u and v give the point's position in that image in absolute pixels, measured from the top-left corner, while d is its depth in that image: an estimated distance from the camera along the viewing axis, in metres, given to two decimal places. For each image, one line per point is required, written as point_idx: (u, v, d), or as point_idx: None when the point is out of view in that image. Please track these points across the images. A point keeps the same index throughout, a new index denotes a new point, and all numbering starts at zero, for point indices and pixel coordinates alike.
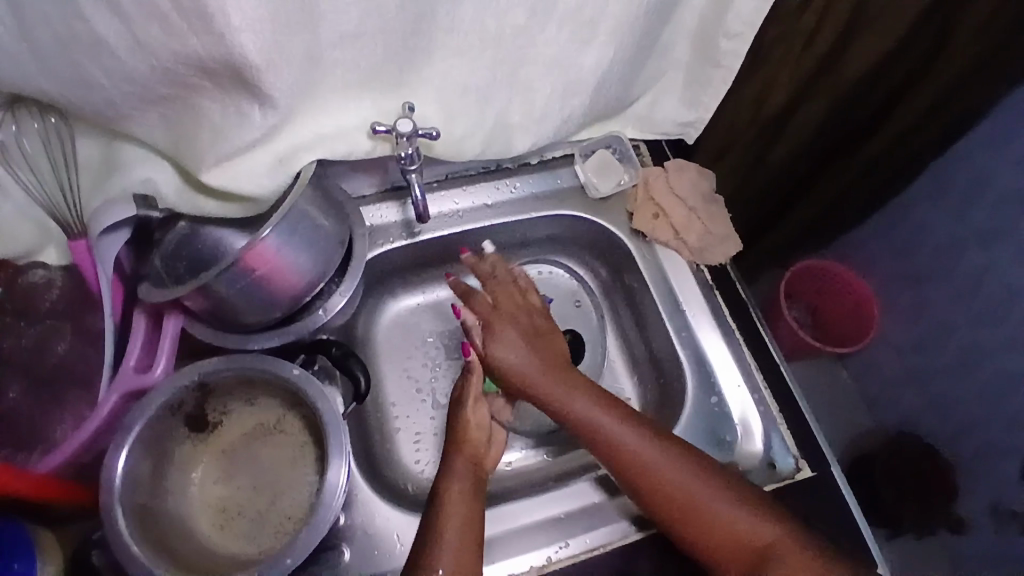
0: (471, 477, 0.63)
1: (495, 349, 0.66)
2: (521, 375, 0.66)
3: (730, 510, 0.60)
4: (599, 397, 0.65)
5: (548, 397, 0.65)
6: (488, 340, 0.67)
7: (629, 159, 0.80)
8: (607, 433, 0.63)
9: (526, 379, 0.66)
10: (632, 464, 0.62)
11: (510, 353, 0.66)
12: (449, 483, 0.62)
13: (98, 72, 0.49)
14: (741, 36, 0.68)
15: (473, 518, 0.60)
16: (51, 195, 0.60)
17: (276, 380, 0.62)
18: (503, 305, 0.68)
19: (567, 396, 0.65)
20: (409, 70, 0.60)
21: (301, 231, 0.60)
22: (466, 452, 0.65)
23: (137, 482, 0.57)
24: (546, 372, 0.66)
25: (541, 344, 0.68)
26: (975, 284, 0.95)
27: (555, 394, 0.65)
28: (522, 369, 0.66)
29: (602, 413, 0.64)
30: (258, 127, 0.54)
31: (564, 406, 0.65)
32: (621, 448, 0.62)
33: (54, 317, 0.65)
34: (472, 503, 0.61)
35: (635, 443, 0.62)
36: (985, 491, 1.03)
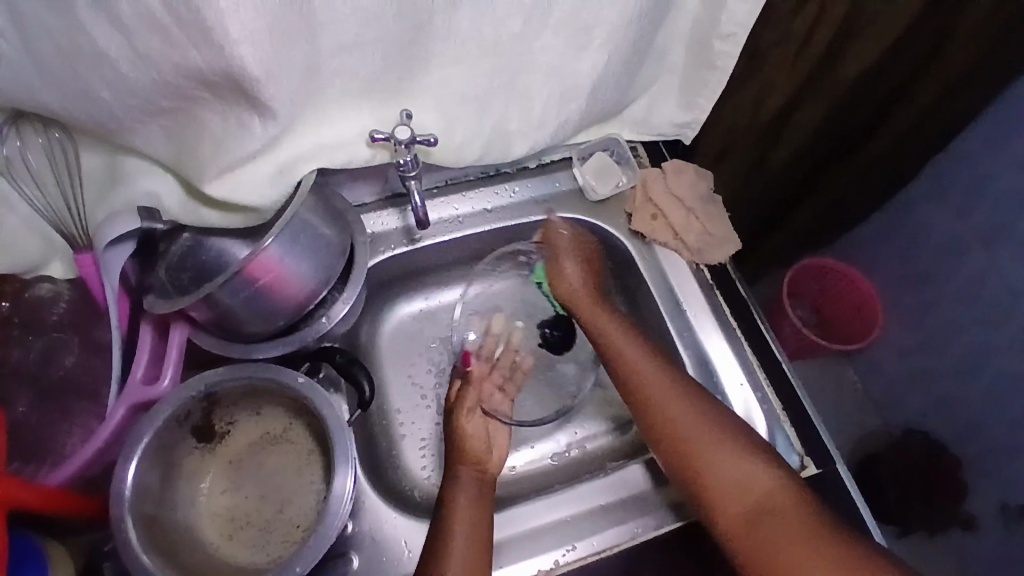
0: (478, 486, 0.64)
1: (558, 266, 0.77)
2: (571, 297, 0.75)
3: (722, 455, 0.62)
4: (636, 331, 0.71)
5: (586, 318, 0.74)
6: (558, 252, 0.77)
7: (626, 161, 0.81)
8: (630, 360, 0.69)
9: (575, 301, 0.75)
10: (644, 393, 0.67)
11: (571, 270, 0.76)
12: (456, 492, 0.63)
13: (102, 87, 0.50)
14: (735, 37, 0.68)
15: (481, 526, 0.60)
16: (57, 209, 0.61)
17: (281, 389, 0.63)
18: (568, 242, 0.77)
19: (606, 322, 0.72)
20: (407, 78, 0.60)
21: (302, 240, 0.60)
22: (470, 462, 0.67)
23: (146, 493, 0.58)
24: (596, 302, 0.74)
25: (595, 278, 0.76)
26: (976, 278, 0.95)
27: (595, 318, 0.73)
28: (575, 288, 0.75)
29: (631, 343, 0.70)
30: (258, 138, 0.55)
31: (603, 331, 0.72)
32: (638, 376, 0.68)
33: (60, 330, 0.66)
34: (480, 509, 0.62)
35: (653, 374, 0.67)
36: (993, 486, 1.02)
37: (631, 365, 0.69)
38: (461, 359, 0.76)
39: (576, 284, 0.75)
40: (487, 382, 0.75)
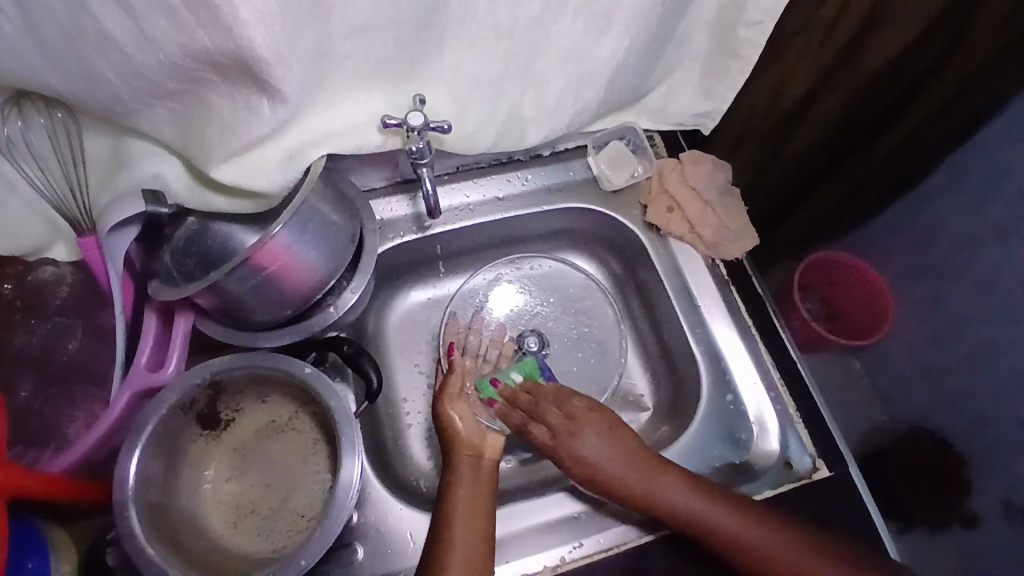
0: (476, 483, 0.61)
1: (579, 452, 0.63)
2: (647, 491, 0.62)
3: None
4: (684, 477, 0.62)
5: (665, 506, 0.61)
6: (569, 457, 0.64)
7: (643, 151, 0.79)
8: (705, 523, 0.60)
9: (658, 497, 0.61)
10: (720, 535, 0.59)
11: (599, 460, 0.63)
12: (456, 490, 0.60)
13: (106, 67, 0.48)
14: (761, 25, 0.66)
15: (480, 514, 0.59)
16: (59, 189, 0.59)
17: (286, 378, 0.62)
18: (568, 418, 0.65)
19: (659, 485, 0.62)
20: (420, 62, 0.58)
21: (311, 227, 0.58)
22: (466, 448, 0.63)
23: (150, 481, 0.57)
24: (663, 479, 0.62)
25: (625, 448, 0.63)
26: (993, 280, 0.93)
27: (663, 495, 0.61)
28: (596, 464, 0.63)
29: (691, 497, 0.61)
30: (268, 122, 0.53)
31: (653, 495, 0.61)
32: (716, 530, 0.59)
33: (64, 314, 0.65)
34: (479, 494, 0.60)
35: (713, 511, 0.60)
36: (999, 487, 1.01)
37: (750, 542, 0.59)
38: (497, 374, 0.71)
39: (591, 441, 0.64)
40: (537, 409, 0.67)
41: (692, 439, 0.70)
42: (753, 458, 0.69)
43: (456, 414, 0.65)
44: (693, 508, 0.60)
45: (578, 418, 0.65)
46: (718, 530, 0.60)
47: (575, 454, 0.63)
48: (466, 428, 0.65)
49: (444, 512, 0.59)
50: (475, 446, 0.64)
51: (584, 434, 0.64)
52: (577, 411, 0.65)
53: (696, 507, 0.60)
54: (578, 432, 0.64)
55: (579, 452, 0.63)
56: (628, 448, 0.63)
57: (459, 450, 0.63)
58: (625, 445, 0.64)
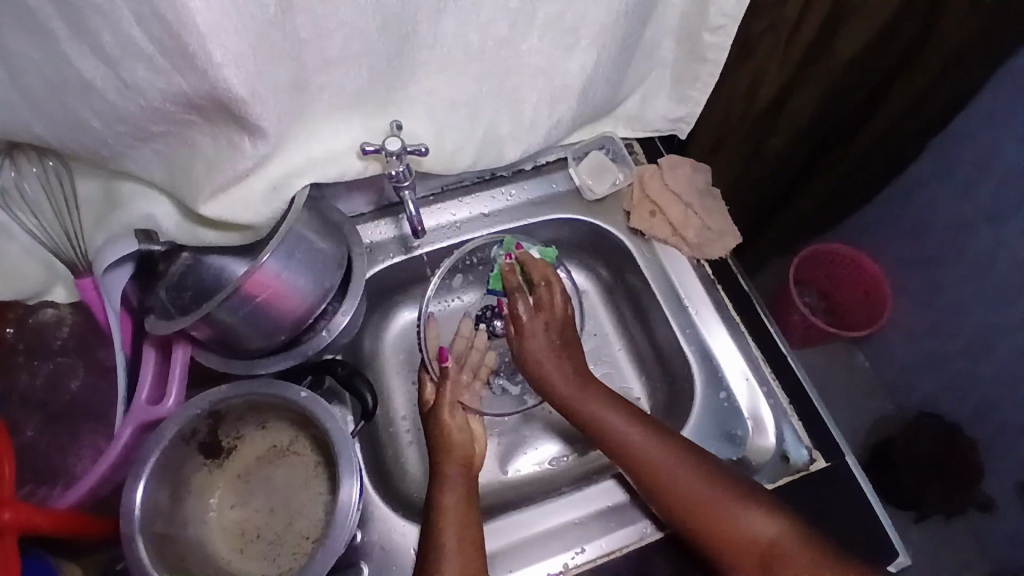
0: (463, 491, 0.62)
1: (529, 337, 0.69)
2: (573, 399, 0.67)
3: (743, 511, 0.61)
4: (618, 402, 0.67)
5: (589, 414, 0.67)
6: (518, 335, 0.70)
7: (622, 159, 0.80)
8: (633, 450, 0.64)
9: (582, 407, 0.67)
10: (640, 457, 0.64)
11: (547, 362, 0.68)
12: (444, 500, 0.61)
13: (92, 115, 0.50)
14: (725, 29, 0.67)
15: (470, 526, 0.59)
16: (54, 233, 0.61)
17: (284, 403, 0.63)
18: (540, 313, 0.70)
19: (593, 401, 0.67)
20: (395, 89, 0.60)
21: (299, 254, 0.60)
22: (458, 457, 0.64)
23: (156, 511, 0.58)
24: (595, 391, 0.67)
25: (574, 359, 0.69)
26: (984, 260, 0.94)
27: (592, 404, 0.67)
28: (546, 357, 0.69)
29: (620, 421, 0.66)
30: (249, 158, 0.54)
31: (586, 406, 0.67)
32: (639, 456, 0.64)
33: (65, 354, 0.67)
34: (467, 508, 0.61)
35: (641, 439, 0.64)
36: (1010, 469, 1.01)
37: (663, 467, 0.63)
38: (439, 354, 0.70)
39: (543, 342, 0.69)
40: (548, 291, 0.70)
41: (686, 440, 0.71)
42: (750, 454, 0.70)
43: (452, 421, 0.66)
44: (622, 432, 0.65)
45: (547, 319, 0.70)
46: (631, 447, 0.64)
47: (530, 347, 0.69)
48: (456, 436, 0.65)
49: (434, 521, 0.60)
50: (467, 453, 0.65)
51: (550, 325, 0.70)
52: (556, 309, 0.70)
53: (623, 431, 0.65)
54: (542, 332, 0.69)
55: (539, 335, 0.69)
56: (576, 361, 0.70)
57: (448, 458, 0.64)
58: (577, 356, 0.70)
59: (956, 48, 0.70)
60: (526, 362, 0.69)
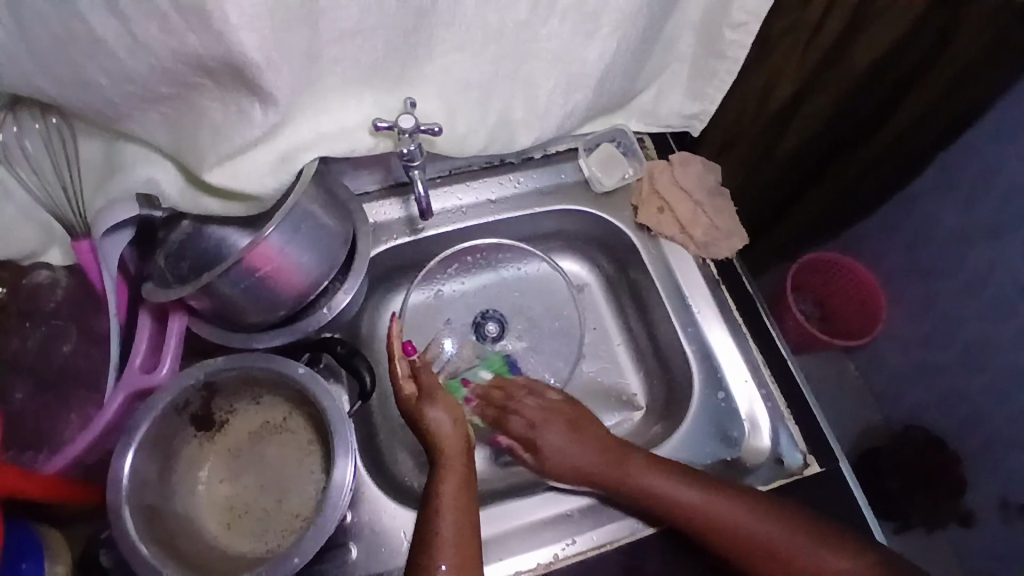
0: (461, 483, 0.60)
1: (549, 450, 0.66)
2: (630, 484, 0.64)
3: (796, 541, 0.61)
4: (659, 463, 0.65)
5: (656, 492, 0.63)
6: (545, 465, 0.67)
7: (633, 153, 0.79)
8: (681, 504, 0.62)
9: (645, 489, 0.64)
10: (716, 525, 0.61)
11: (568, 452, 0.66)
12: (441, 491, 0.60)
13: (101, 74, 0.49)
14: (746, 26, 0.67)
15: (469, 517, 0.59)
16: (54, 195, 0.60)
17: (280, 379, 0.62)
18: (540, 416, 0.68)
19: (650, 479, 0.64)
20: (410, 66, 0.59)
21: (305, 229, 0.59)
22: (450, 472, 0.61)
23: (144, 483, 0.57)
24: (653, 466, 0.65)
25: (594, 440, 0.67)
26: (984, 276, 0.94)
27: (652, 484, 0.63)
28: (586, 468, 0.65)
29: (664, 481, 0.63)
30: (259, 125, 0.53)
31: (647, 488, 0.64)
32: (726, 529, 0.61)
33: (59, 317, 0.66)
34: (463, 495, 0.60)
35: (717, 507, 0.62)
36: (994, 485, 1.01)
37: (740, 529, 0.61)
38: (404, 348, 0.70)
39: (569, 462, 0.66)
40: (528, 399, 0.69)
41: (682, 440, 0.71)
42: (745, 455, 0.70)
43: (439, 410, 0.63)
44: (669, 492, 0.63)
45: (547, 413, 0.68)
46: (709, 521, 0.61)
47: (544, 447, 0.67)
48: (446, 435, 0.63)
49: (429, 508, 0.59)
50: (461, 448, 0.63)
51: (556, 431, 0.67)
52: (548, 408, 0.68)
53: (682, 497, 0.63)
54: (552, 426, 0.67)
55: (563, 449, 0.66)
56: (599, 438, 0.67)
57: (447, 455, 0.62)
58: (599, 438, 0.67)
59: (962, 69, 0.70)
60: (569, 480, 0.66)
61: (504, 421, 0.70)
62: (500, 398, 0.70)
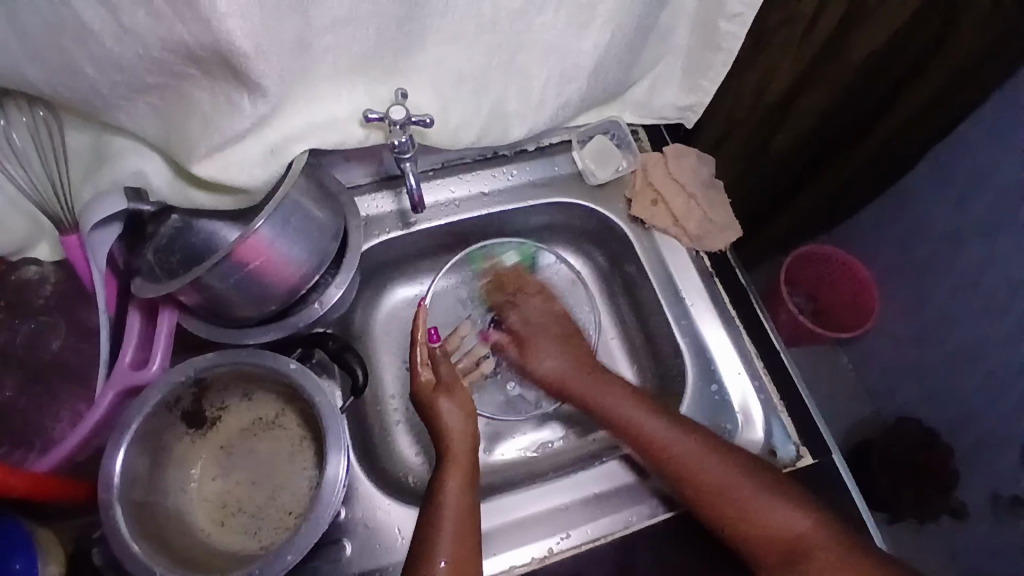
0: (464, 477, 0.60)
1: (535, 352, 0.73)
2: (591, 396, 0.70)
3: (764, 502, 0.62)
4: (637, 397, 0.68)
5: (609, 409, 0.68)
6: (524, 356, 0.74)
7: (627, 145, 0.79)
8: (653, 435, 0.65)
9: (603, 405, 0.69)
10: (678, 459, 0.64)
11: (555, 362, 0.72)
12: (445, 487, 0.59)
13: (86, 62, 0.48)
14: (742, 17, 0.66)
15: (470, 515, 0.59)
16: (41, 187, 0.59)
17: (272, 374, 0.62)
18: (532, 320, 0.75)
19: (615, 400, 0.68)
20: (402, 56, 0.58)
21: (295, 221, 0.59)
22: (455, 460, 0.61)
23: (134, 480, 0.57)
24: (625, 391, 0.69)
25: (579, 353, 0.73)
26: (976, 269, 0.94)
27: (614, 403, 0.68)
28: (563, 376, 0.72)
29: (642, 414, 0.67)
30: (248, 116, 0.53)
31: (611, 408, 0.68)
32: (684, 464, 0.63)
33: (48, 313, 0.65)
34: (467, 495, 0.59)
35: (688, 447, 0.64)
36: (983, 477, 1.02)
37: (705, 472, 0.63)
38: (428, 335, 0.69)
39: (551, 363, 0.72)
40: (532, 298, 0.76)
41: None
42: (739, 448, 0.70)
43: (445, 408, 0.63)
44: (641, 422, 0.66)
45: (546, 319, 0.75)
46: (671, 451, 0.64)
47: (535, 354, 0.73)
48: (454, 429, 0.63)
49: (432, 504, 0.59)
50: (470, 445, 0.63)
51: (547, 337, 0.74)
52: (551, 313, 0.75)
53: (649, 426, 0.66)
54: (546, 335, 0.74)
55: (546, 351, 0.73)
56: (583, 356, 0.73)
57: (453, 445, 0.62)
58: (585, 355, 0.73)
59: (963, 64, 0.70)
60: (541, 379, 0.73)
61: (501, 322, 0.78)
62: (511, 287, 0.78)
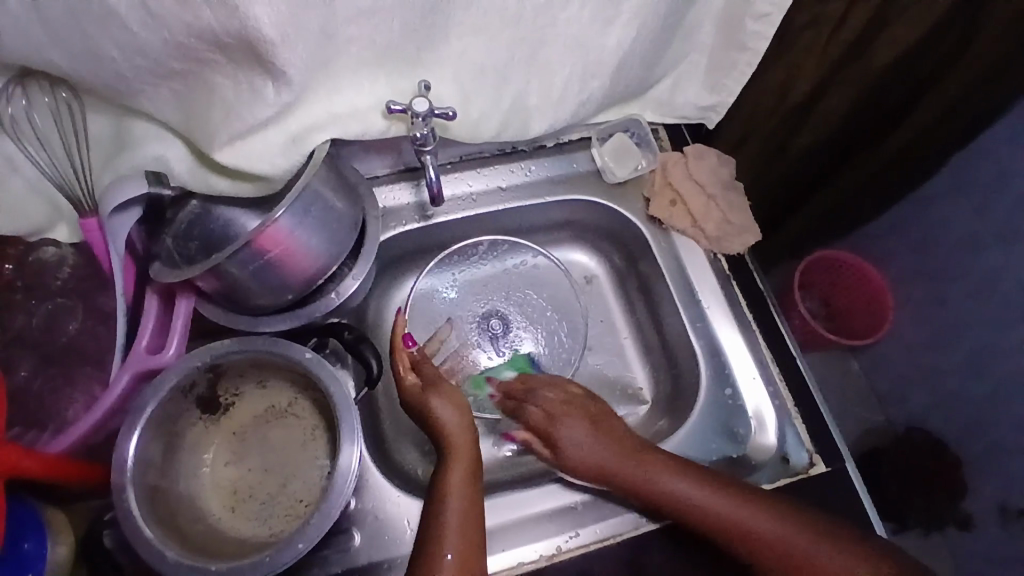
0: (468, 466, 0.60)
1: (561, 438, 0.65)
2: (626, 476, 0.63)
3: (796, 543, 0.58)
4: (654, 453, 0.64)
5: (638, 481, 0.63)
6: (556, 443, 0.66)
7: (647, 144, 0.78)
8: (676, 498, 0.61)
9: (629, 477, 0.63)
10: (701, 510, 0.60)
11: (585, 446, 0.64)
12: (447, 479, 0.60)
13: (111, 46, 0.48)
14: (768, 18, 0.65)
15: (473, 508, 0.58)
16: (63, 170, 0.59)
17: (286, 363, 0.62)
18: (553, 404, 0.67)
19: (637, 466, 0.63)
20: (425, 48, 0.58)
21: (314, 212, 0.58)
22: (458, 453, 0.61)
23: (147, 464, 0.57)
24: (642, 453, 0.64)
25: (612, 434, 0.65)
26: (995, 279, 0.92)
27: (638, 471, 0.63)
28: (600, 463, 0.64)
29: (661, 471, 0.63)
30: (271, 104, 0.53)
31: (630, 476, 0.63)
32: (709, 516, 0.60)
33: (65, 295, 0.65)
34: (472, 488, 0.60)
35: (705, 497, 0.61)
36: (993, 488, 1.01)
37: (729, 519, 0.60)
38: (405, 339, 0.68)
39: (580, 445, 0.64)
40: (544, 390, 0.68)
41: (687, 434, 0.70)
42: (752, 453, 0.69)
43: (437, 403, 0.63)
44: (660, 479, 0.62)
45: (568, 405, 0.67)
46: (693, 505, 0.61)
47: (561, 439, 0.65)
48: (453, 430, 0.62)
49: (437, 497, 0.59)
50: (463, 442, 0.62)
51: (573, 420, 0.66)
52: (570, 396, 0.68)
53: (670, 486, 0.62)
54: (569, 418, 0.66)
55: (573, 436, 0.65)
56: (618, 437, 0.65)
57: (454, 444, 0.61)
58: (618, 433, 0.65)
59: (983, 70, 0.68)
60: (583, 471, 0.64)
61: (524, 412, 0.69)
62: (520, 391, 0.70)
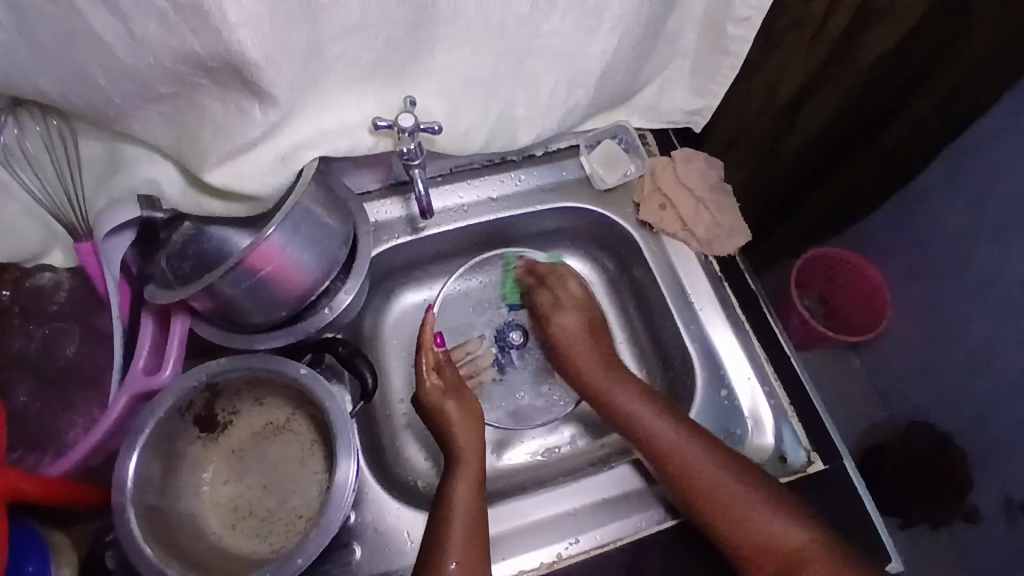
0: (473, 480, 0.61)
1: (558, 324, 0.75)
2: (602, 385, 0.71)
3: (762, 516, 0.61)
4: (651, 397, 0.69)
5: (615, 399, 0.69)
6: (549, 319, 0.76)
7: (634, 150, 0.79)
8: (654, 431, 0.66)
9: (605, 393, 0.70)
10: (675, 456, 0.64)
11: (571, 331, 0.75)
12: (456, 490, 0.60)
13: (99, 72, 0.49)
14: (749, 21, 0.66)
15: (478, 518, 0.59)
16: (55, 195, 0.60)
17: (282, 379, 0.62)
18: (564, 300, 0.76)
19: (623, 396, 0.69)
20: (410, 62, 0.59)
21: (306, 228, 0.59)
22: (468, 460, 0.62)
23: (147, 483, 0.57)
24: (635, 392, 0.69)
25: (603, 345, 0.74)
26: (990, 272, 0.92)
27: (619, 395, 0.69)
28: (576, 349, 0.74)
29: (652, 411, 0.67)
30: (259, 125, 0.53)
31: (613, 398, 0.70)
32: (686, 465, 0.64)
33: (61, 319, 0.66)
34: (474, 499, 0.60)
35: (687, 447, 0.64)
36: (996, 481, 1.00)
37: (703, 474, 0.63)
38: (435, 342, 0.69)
39: (572, 334, 0.74)
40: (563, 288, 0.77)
41: None
42: (750, 453, 0.70)
43: (453, 407, 0.64)
44: (648, 418, 0.67)
45: (575, 306, 0.76)
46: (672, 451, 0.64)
47: (558, 326, 0.75)
48: (464, 434, 0.63)
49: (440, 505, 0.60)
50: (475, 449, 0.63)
51: (575, 315, 0.75)
52: (576, 300, 0.76)
53: (654, 421, 0.66)
54: (572, 311, 0.75)
55: (569, 325, 0.75)
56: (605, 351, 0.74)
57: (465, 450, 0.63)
58: (606, 348, 0.74)
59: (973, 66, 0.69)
60: (561, 355, 0.75)
61: (537, 292, 0.78)
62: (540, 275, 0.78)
